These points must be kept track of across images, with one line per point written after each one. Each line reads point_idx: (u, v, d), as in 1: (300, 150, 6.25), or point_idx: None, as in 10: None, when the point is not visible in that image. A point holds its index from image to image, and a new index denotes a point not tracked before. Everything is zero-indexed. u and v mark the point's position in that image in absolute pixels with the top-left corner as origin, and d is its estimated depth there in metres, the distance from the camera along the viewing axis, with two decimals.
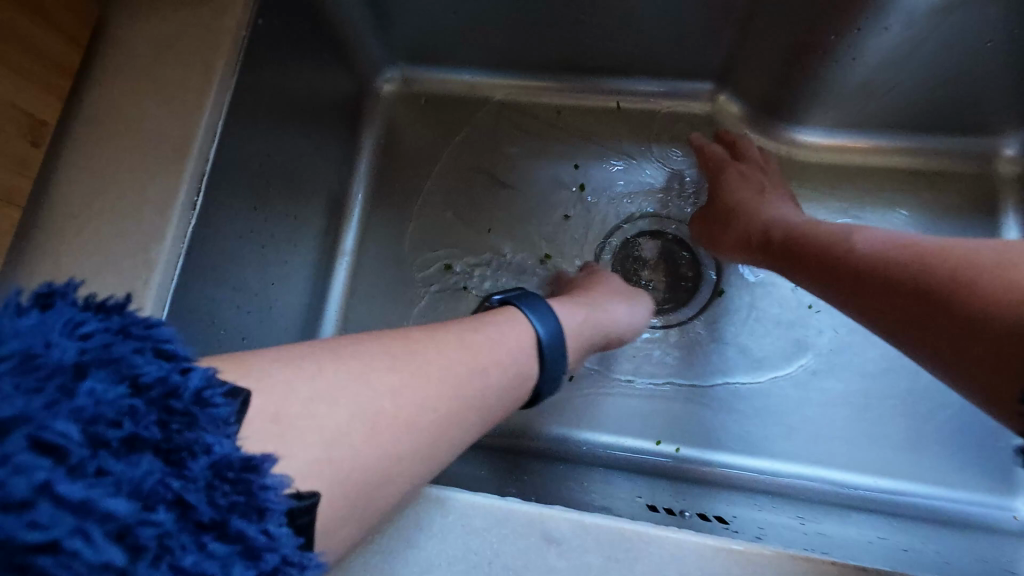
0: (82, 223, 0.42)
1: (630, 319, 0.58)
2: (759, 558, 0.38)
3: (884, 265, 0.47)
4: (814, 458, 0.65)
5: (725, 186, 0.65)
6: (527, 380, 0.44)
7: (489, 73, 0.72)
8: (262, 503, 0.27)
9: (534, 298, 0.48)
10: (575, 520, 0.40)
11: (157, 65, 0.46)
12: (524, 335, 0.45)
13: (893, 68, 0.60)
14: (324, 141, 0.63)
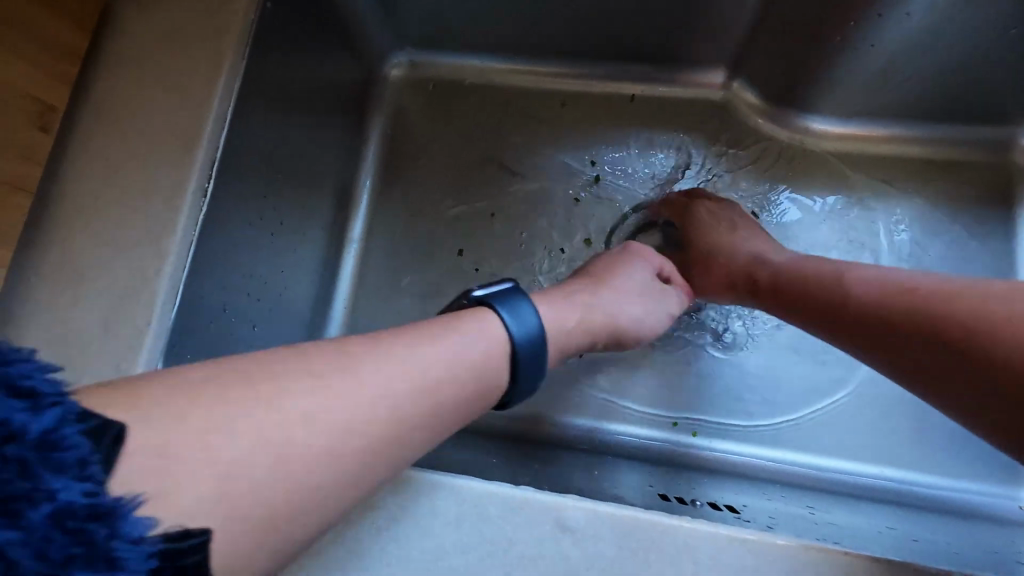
0: (95, 210, 0.45)
1: (640, 322, 0.54)
2: (719, 539, 0.36)
3: (882, 312, 0.45)
4: (821, 448, 0.61)
5: (699, 226, 0.61)
6: (501, 386, 0.40)
7: (493, 58, 0.73)
8: (109, 551, 0.25)
9: (517, 298, 0.43)
10: (520, 497, 0.37)
11: (160, 52, 0.48)
12: (497, 340, 0.40)
13: (911, 56, 0.59)
14: (329, 128, 0.66)
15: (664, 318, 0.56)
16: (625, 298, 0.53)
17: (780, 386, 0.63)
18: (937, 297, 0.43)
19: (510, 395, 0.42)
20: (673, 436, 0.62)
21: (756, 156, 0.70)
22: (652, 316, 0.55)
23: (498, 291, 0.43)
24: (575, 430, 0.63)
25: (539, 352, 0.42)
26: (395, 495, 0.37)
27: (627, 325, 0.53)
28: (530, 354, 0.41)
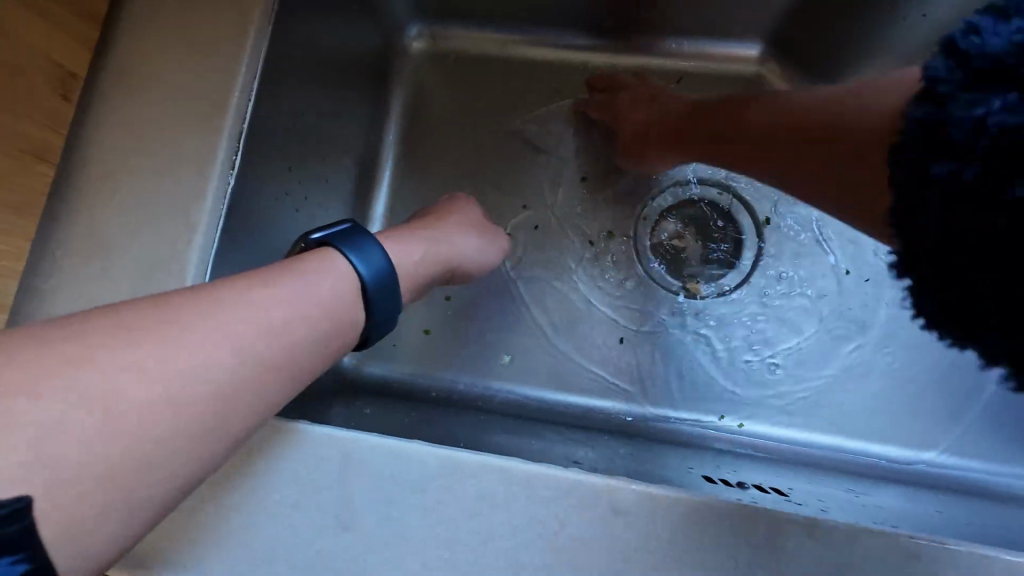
0: (120, 182, 0.43)
1: (478, 255, 0.57)
2: (785, 520, 0.35)
3: (776, 130, 0.48)
4: (853, 431, 0.61)
5: (621, 111, 0.65)
6: (358, 326, 0.40)
7: (518, 29, 0.70)
8: None
9: (359, 233, 0.41)
10: (575, 478, 0.36)
11: (185, 17, 0.46)
12: (346, 278, 0.39)
13: None
14: (351, 102, 0.64)
15: (493, 255, 0.60)
16: (463, 238, 0.55)
17: (812, 368, 0.63)
18: (826, 123, 0.44)
19: (368, 332, 0.41)
20: (699, 419, 0.62)
21: None
22: (482, 253, 0.58)
23: (337, 233, 0.41)
24: (580, 404, 0.63)
25: (390, 290, 0.41)
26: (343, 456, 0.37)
27: (466, 263, 0.56)
28: (382, 291, 0.41)
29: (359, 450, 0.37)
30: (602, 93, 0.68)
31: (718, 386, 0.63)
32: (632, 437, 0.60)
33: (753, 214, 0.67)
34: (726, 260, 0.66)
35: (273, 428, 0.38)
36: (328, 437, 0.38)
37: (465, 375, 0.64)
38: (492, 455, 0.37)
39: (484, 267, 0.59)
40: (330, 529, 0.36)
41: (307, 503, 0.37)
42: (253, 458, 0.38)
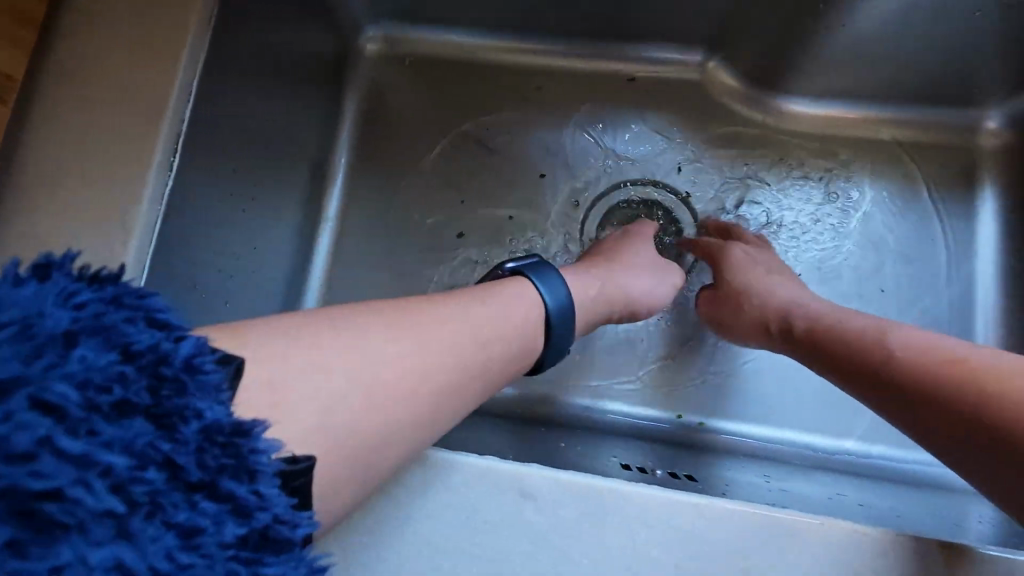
0: (57, 180, 0.45)
1: (652, 289, 0.57)
2: (722, 510, 0.37)
3: (917, 375, 0.41)
4: (789, 424, 0.62)
5: (728, 267, 0.58)
6: (537, 349, 0.44)
7: (473, 33, 0.71)
8: (252, 467, 0.27)
9: (548, 269, 0.47)
10: (553, 478, 0.38)
11: (125, 20, 0.47)
12: (534, 309, 0.44)
13: (883, 36, 0.59)
14: (303, 104, 0.65)
15: (670, 289, 0.59)
16: (631, 270, 0.55)
17: (752, 363, 0.64)
18: (982, 387, 0.37)
19: (545, 356, 0.46)
20: (646, 411, 0.63)
21: (734, 138, 0.69)
22: (656, 289, 0.57)
23: (528, 265, 0.47)
24: (533, 397, 0.64)
25: (569, 319, 0.46)
26: (458, 481, 0.38)
27: (639, 298, 0.56)
28: (560, 322, 0.46)
29: (498, 475, 0.38)
30: (706, 246, 0.61)
31: (664, 381, 0.64)
32: (652, 441, 0.61)
33: (694, 215, 0.68)
34: (669, 253, 0.68)
35: (426, 458, 0.38)
36: (477, 465, 0.38)
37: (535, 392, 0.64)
38: (438, 450, 0.39)
39: (658, 304, 0.58)
40: (473, 560, 0.37)
41: (445, 536, 0.37)
42: (390, 489, 0.38)
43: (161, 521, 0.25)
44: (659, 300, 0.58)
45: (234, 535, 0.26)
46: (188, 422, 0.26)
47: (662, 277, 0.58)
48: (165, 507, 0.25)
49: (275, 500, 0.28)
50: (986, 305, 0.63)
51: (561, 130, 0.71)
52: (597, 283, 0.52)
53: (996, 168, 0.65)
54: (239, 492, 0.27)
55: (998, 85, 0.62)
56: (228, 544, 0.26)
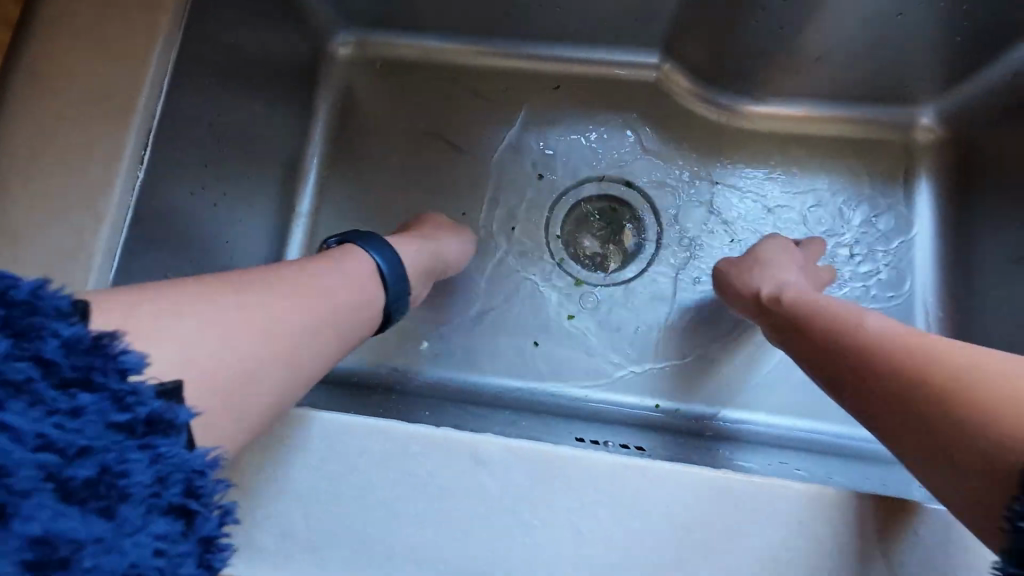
0: (30, 173, 0.46)
1: (460, 255, 0.64)
2: (661, 471, 0.39)
3: (870, 350, 0.41)
4: (741, 404, 0.66)
5: (757, 249, 0.61)
6: (380, 306, 0.48)
7: (440, 37, 0.74)
8: (117, 365, 0.31)
9: (371, 235, 0.50)
10: (503, 444, 0.40)
11: (97, 20, 0.49)
12: (366, 268, 0.47)
13: (824, 40, 0.62)
14: (275, 104, 0.67)
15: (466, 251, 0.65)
16: (444, 237, 0.62)
17: (707, 346, 0.68)
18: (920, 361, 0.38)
19: (390, 311, 0.50)
20: (605, 396, 0.66)
21: (691, 136, 0.72)
22: (461, 250, 0.64)
23: (354, 236, 0.50)
24: (496, 385, 0.67)
25: (404, 275, 0.50)
26: (399, 445, 0.40)
27: (453, 260, 0.62)
28: (395, 279, 0.50)
29: (433, 439, 0.40)
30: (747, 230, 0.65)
31: (624, 366, 0.67)
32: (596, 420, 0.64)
33: (654, 207, 0.71)
34: (634, 243, 0.71)
35: (379, 428, 0.40)
36: (411, 430, 0.40)
37: (497, 378, 0.67)
38: (392, 420, 0.41)
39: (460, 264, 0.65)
40: (416, 519, 0.39)
41: (387, 496, 0.39)
42: (349, 457, 0.40)
43: (41, 410, 0.29)
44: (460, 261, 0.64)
45: (118, 421, 0.30)
46: (47, 339, 0.30)
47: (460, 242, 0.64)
48: (44, 400, 0.29)
49: (150, 398, 0.31)
50: (925, 287, 0.67)
51: (525, 130, 0.74)
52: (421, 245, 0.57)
53: (931, 162, 0.69)
54: (112, 386, 0.31)
55: (932, 84, 0.66)
56: (113, 428, 0.30)
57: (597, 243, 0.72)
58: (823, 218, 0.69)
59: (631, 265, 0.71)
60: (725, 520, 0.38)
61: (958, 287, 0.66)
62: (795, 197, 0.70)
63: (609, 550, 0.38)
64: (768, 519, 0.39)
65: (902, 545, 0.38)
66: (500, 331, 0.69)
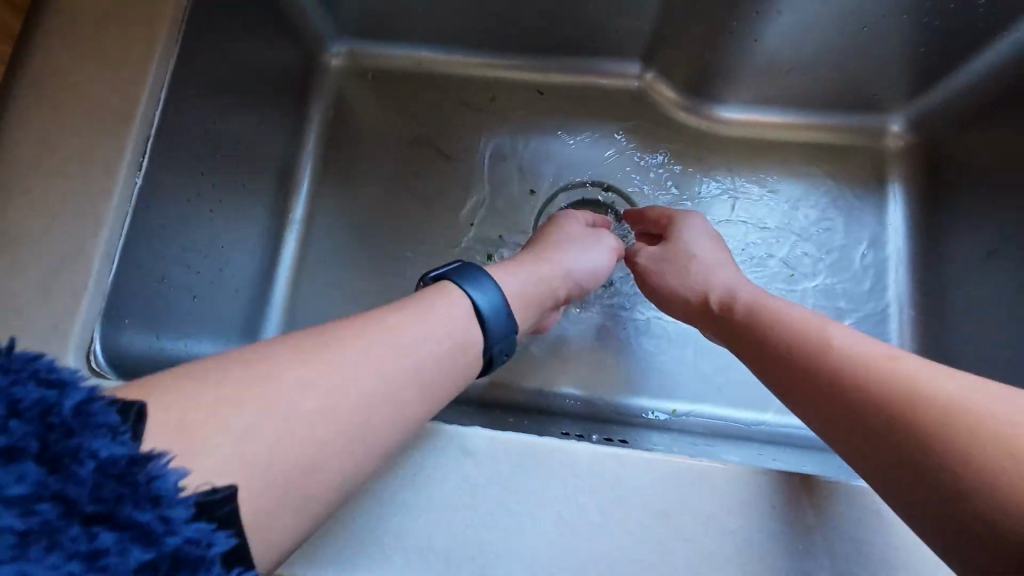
0: (28, 180, 0.48)
1: (584, 268, 0.59)
2: (639, 459, 0.42)
3: (834, 364, 0.39)
4: (723, 401, 0.68)
5: (686, 242, 0.58)
6: (480, 352, 0.43)
7: (430, 48, 0.76)
8: (153, 493, 0.28)
9: (471, 270, 0.46)
10: (490, 436, 0.42)
11: (98, 33, 0.51)
12: (464, 312, 0.43)
13: (795, 48, 0.65)
14: (268, 113, 0.69)
15: (608, 265, 0.62)
16: (563, 253, 0.57)
17: (689, 345, 0.70)
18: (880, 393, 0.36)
19: (492, 355, 0.44)
20: (591, 394, 0.68)
21: (674, 143, 0.75)
22: (594, 264, 0.60)
23: (455, 270, 0.46)
24: (484, 385, 0.68)
25: (505, 316, 0.45)
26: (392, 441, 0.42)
27: (579, 278, 0.58)
28: (496, 321, 0.44)
29: (423, 432, 0.42)
30: (664, 218, 0.62)
31: (610, 365, 0.69)
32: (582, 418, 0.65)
33: (637, 211, 0.74)
34: None
35: None
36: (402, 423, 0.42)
37: (486, 379, 0.68)
38: None
39: (596, 278, 0.61)
40: (404, 510, 0.40)
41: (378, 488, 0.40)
42: None
43: (62, 553, 0.26)
44: (598, 277, 0.61)
45: (141, 561, 0.27)
46: (82, 463, 0.27)
47: (601, 254, 0.61)
48: (65, 539, 0.26)
49: (183, 524, 0.28)
50: (898, 286, 0.69)
51: (513, 138, 0.76)
52: (531, 273, 0.53)
53: (901, 167, 0.71)
54: (143, 518, 0.27)
55: (901, 92, 0.68)
56: (135, 569, 0.27)
57: None
58: (800, 221, 0.72)
59: (617, 266, 0.72)
60: (698, 505, 0.40)
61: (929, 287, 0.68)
62: (773, 201, 0.73)
63: (588, 536, 0.40)
64: (740, 504, 0.41)
65: (865, 527, 0.40)
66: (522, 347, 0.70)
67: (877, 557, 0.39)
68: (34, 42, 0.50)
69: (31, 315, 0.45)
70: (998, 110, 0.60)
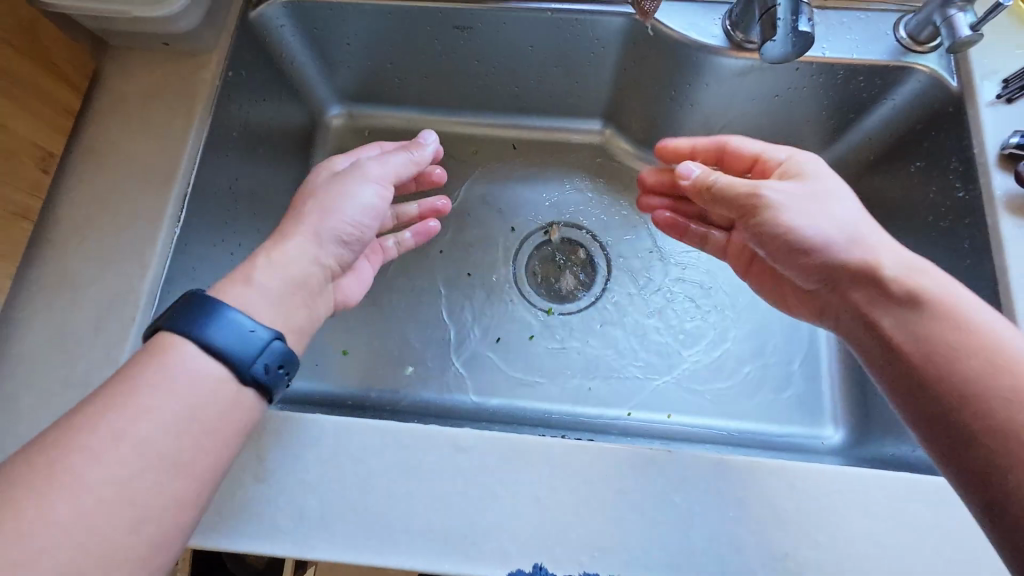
0: (86, 233, 0.59)
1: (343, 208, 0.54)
2: (605, 450, 0.51)
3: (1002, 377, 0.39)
4: (689, 409, 0.76)
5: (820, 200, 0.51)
6: (240, 382, 0.44)
7: (420, 110, 0.87)
8: None
9: (184, 307, 0.44)
10: (479, 435, 0.52)
11: (147, 111, 0.64)
12: (197, 355, 0.43)
13: (729, 110, 0.76)
14: (281, 168, 0.78)
15: (379, 199, 0.57)
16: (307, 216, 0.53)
17: (657, 362, 0.78)
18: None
19: (254, 378, 0.44)
20: (563, 407, 0.77)
21: (631, 188, 0.87)
22: (352, 205, 0.54)
23: (174, 311, 0.44)
24: (474, 403, 0.77)
25: (240, 339, 0.44)
26: (404, 441, 0.51)
27: (341, 236, 0.54)
28: (233, 346, 0.44)
29: (425, 433, 0.52)
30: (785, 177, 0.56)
31: (586, 380, 0.78)
32: (561, 428, 0.75)
33: (604, 246, 0.85)
34: (586, 278, 0.84)
35: (387, 429, 0.52)
36: (408, 427, 0.52)
37: (474, 396, 0.77)
38: (391, 422, 0.52)
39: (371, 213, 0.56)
40: (411, 497, 0.49)
41: (391, 479, 0.50)
42: (364, 453, 0.51)
43: None
44: (371, 222, 0.56)
45: None
46: None
47: (363, 188, 0.56)
48: None
49: None
50: None
51: (493, 186, 0.87)
52: (269, 267, 0.49)
53: None
54: None
55: (816, 142, 0.78)
56: None
57: (565, 276, 0.84)
58: None
59: (588, 294, 0.83)
60: (648, 487, 0.50)
61: None
62: None
63: (558, 511, 0.49)
64: (684, 483, 0.50)
65: (785, 496, 0.49)
66: (492, 369, 0.79)
67: (793, 520, 0.48)
68: (97, 118, 0.63)
69: (91, 342, 0.55)
70: (893, 157, 0.71)
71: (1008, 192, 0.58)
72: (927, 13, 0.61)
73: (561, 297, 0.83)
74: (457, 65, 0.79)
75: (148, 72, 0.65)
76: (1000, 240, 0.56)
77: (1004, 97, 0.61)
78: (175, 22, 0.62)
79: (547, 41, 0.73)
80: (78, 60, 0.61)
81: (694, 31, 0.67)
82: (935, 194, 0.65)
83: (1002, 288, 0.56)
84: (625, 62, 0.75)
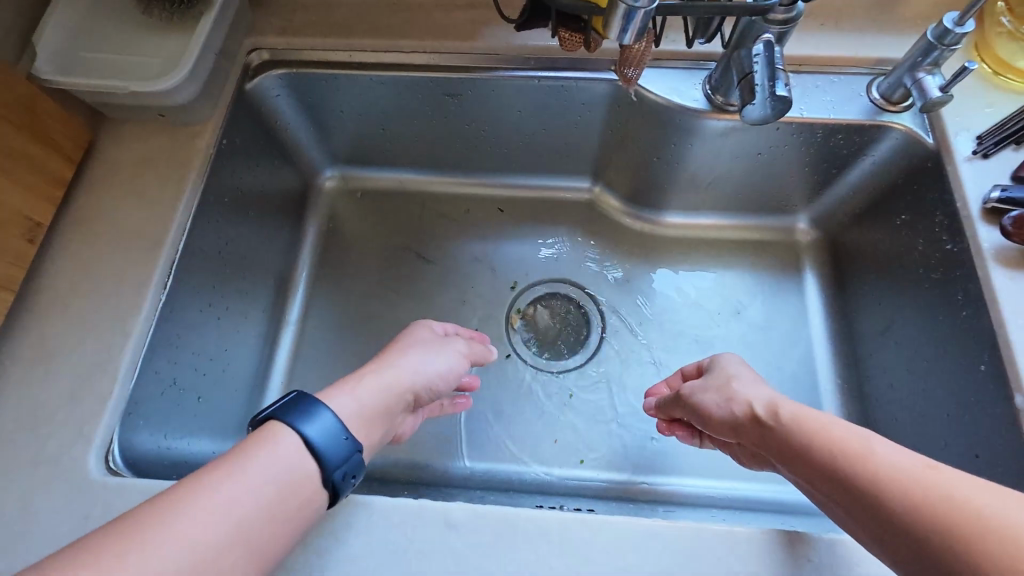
0: (68, 301, 0.58)
1: (435, 368, 0.57)
2: (602, 523, 0.48)
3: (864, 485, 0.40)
4: (690, 471, 0.73)
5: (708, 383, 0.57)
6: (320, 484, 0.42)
7: (414, 171, 0.89)
8: None
9: (295, 402, 0.44)
10: (473, 510, 0.49)
11: (138, 178, 0.64)
12: (292, 447, 0.42)
13: (712, 167, 0.77)
14: (272, 232, 0.78)
15: (459, 363, 0.61)
16: (407, 357, 0.56)
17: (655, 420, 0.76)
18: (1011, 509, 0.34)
19: (335, 483, 0.43)
20: (562, 471, 0.74)
21: (622, 242, 0.87)
22: (441, 367, 0.58)
23: (284, 403, 0.44)
24: (466, 468, 0.74)
25: (338, 441, 0.43)
26: (389, 520, 0.48)
27: (425, 383, 0.56)
28: (327, 446, 0.43)
29: (412, 508, 0.49)
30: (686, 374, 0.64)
31: (584, 442, 0.75)
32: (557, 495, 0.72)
33: (597, 302, 0.84)
34: (580, 335, 0.82)
35: (371, 505, 0.49)
36: (393, 502, 0.49)
37: (467, 461, 0.74)
38: (376, 496, 0.50)
39: (449, 379, 0.60)
40: None
41: (376, 558, 0.47)
42: (346, 533, 0.48)
43: None
44: (450, 376, 0.59)
45: None
46: None
47: (449, 355, 0.60)
48: None
49: None
50: (824, 357, 0.77)
51: (486, 243, 0.88)
52: (370, 386, 0.51)
53: (812, 258, 0.82)
54: None
55: (799, 198, 0.81)
56: None
57: (562, 331, 0.83)
58: (740, 308, 0.81)
59: (581, 351, 0.81)
60: (653, 561, 0.47)
61: (850, 356, 0.76)
62: (710, 287, 0.83)
63: None
64: (689, 559, 0.47)
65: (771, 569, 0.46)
66: (486, 432, 0.76)
67: None
68: (90, 187, 0.64)
69: (65, 415, 0.53)
70: (878, 210, 0.72)
71: (995, 245, 0.58)
72: (897, 76, 0.64)
73: (560, 352, 0.82)
74: (448, 127, 0.80)
75: (143, 140, 0.67)
76: (993, 292, 0.56)
77: (980, 153, 0.62)
78: (174, 95, 0.63)
79: (538, 107, 0.76)
80: (77, 132, 0.63)
81: (676, 95, 0.70)
82: (923, 247, 0.65)
83: (1001, 341, 0.55)
84: (612, 122, 0.77)
